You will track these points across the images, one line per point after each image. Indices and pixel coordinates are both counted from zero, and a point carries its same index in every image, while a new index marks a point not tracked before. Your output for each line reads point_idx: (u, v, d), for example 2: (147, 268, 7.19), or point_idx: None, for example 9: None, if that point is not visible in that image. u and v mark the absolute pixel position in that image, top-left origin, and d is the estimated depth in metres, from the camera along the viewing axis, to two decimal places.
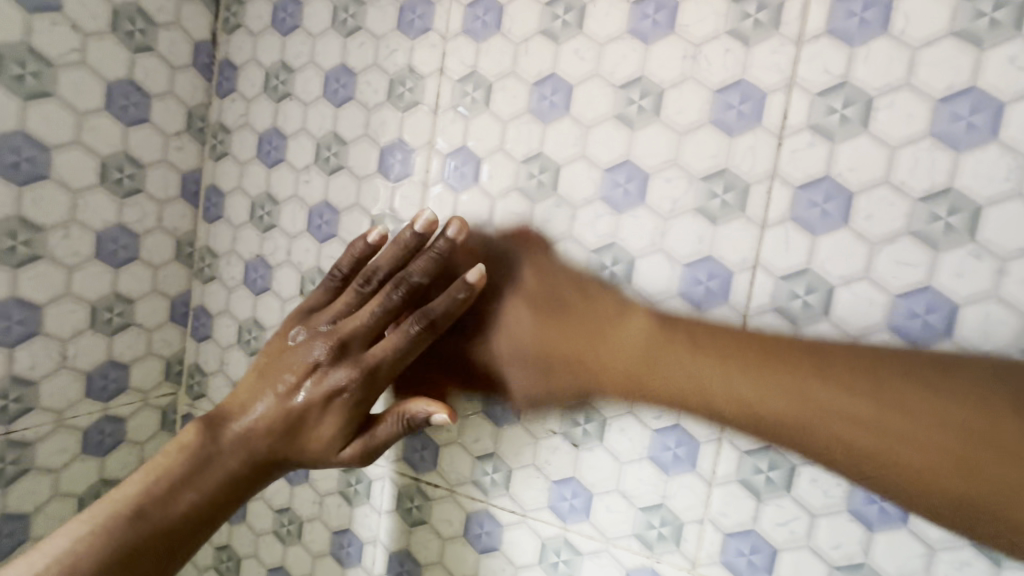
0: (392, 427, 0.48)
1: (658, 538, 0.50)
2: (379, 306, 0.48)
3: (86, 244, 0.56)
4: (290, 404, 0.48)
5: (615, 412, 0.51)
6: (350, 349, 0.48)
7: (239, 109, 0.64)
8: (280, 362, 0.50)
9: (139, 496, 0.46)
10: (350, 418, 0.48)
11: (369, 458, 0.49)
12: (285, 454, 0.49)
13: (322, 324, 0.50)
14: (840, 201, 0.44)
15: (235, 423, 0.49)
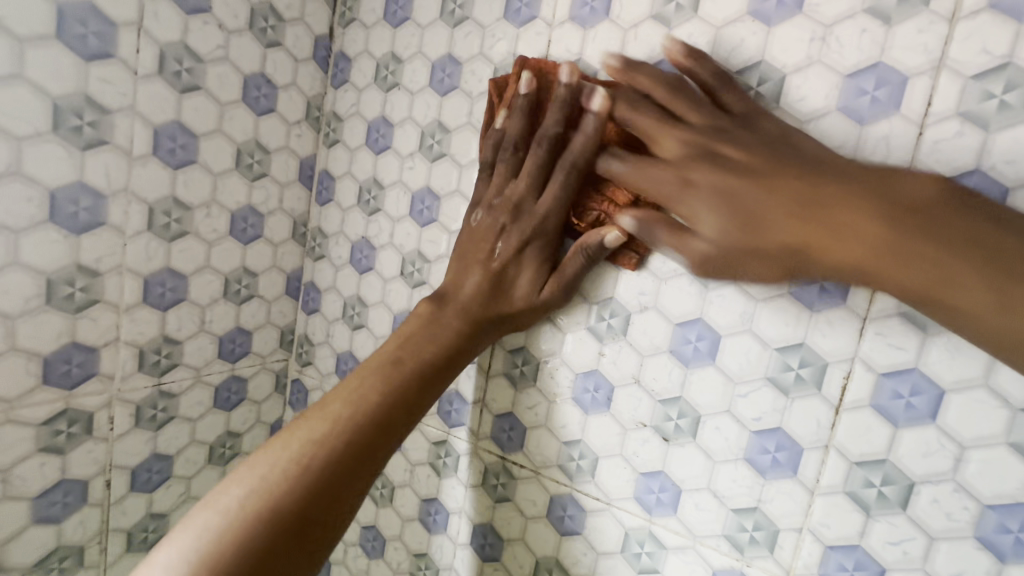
0: (578, 259, 0.50)
1: (749, 542, 0.48)
2: (533, 167, 0.49)
3: (223, 221, 0.62)
4: (491, 265, 0.51)
5: (711, 409, 0.49)
6: (523, 209, 0.50)
7: (352, 99, 0.68)
8: (471, 242, 0.53)
9: (384, 358, 0.49)
10: (542, 261, 0.51)
11: (567, 298, 0.52)
12: (497, 314, 0.51)
13: (492, 200, 0.52)
14: (992, 198, 0.39)
15: (455, 295, 0.52)
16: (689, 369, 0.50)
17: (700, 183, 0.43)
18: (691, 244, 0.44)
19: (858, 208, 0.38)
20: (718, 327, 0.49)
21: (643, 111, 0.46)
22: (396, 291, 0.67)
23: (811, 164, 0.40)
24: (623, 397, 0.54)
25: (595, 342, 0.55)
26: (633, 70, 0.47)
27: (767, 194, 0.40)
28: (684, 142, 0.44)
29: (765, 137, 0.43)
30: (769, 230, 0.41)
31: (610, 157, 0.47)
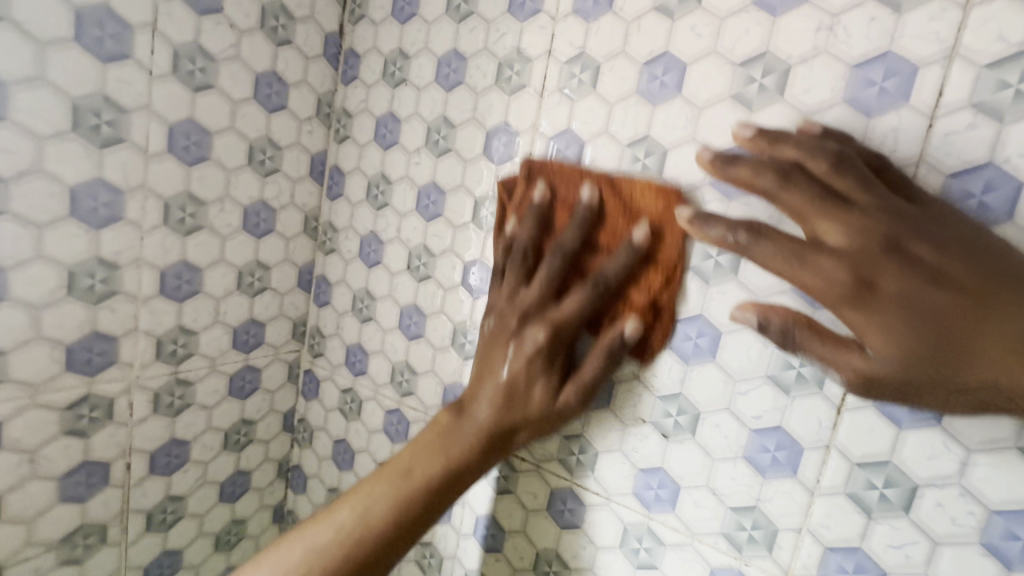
0: (596, 359, 0.48)
1: (747, 541, 0.48)
2: (548, 273, 0.49)
3: (236, 216, 0.64)
4: (503, 374, 0.48)
5: (711, 407, 0.49)
6: (536, 314, 0.49)
7: (361, 95, 0.69)
8: (486, 347, 0.50)
9: (395, 469, 0.47)
10: (554, 371, 0.48)
11: (584, 403, 0.49)
12: (511, 426, 0.48)
13: (500, 305, 0.51)
14: (1004, 192, 0.38)
15: (468, 405, 0.49)
16: (689, 366, 0.50)
17: (887, 291, 0.35)
18: (858, 360, 0.36)
19: (965, 298, 0.34)
20: (719, 323, 0.48)
21: (806, 189, 0.37)
22: (403, 284, 0.68)
23: (1003, 275, 0.35)
24: (623, 393, 0.53)
25: None
26: (777, 138, 0.39)
27: (970, 315, 0.34)
28: (863, 234, 0.36)
29: (948, 235, 0.36)
30: (969, 356, 0.34)
31: (755, 236, 0.38)
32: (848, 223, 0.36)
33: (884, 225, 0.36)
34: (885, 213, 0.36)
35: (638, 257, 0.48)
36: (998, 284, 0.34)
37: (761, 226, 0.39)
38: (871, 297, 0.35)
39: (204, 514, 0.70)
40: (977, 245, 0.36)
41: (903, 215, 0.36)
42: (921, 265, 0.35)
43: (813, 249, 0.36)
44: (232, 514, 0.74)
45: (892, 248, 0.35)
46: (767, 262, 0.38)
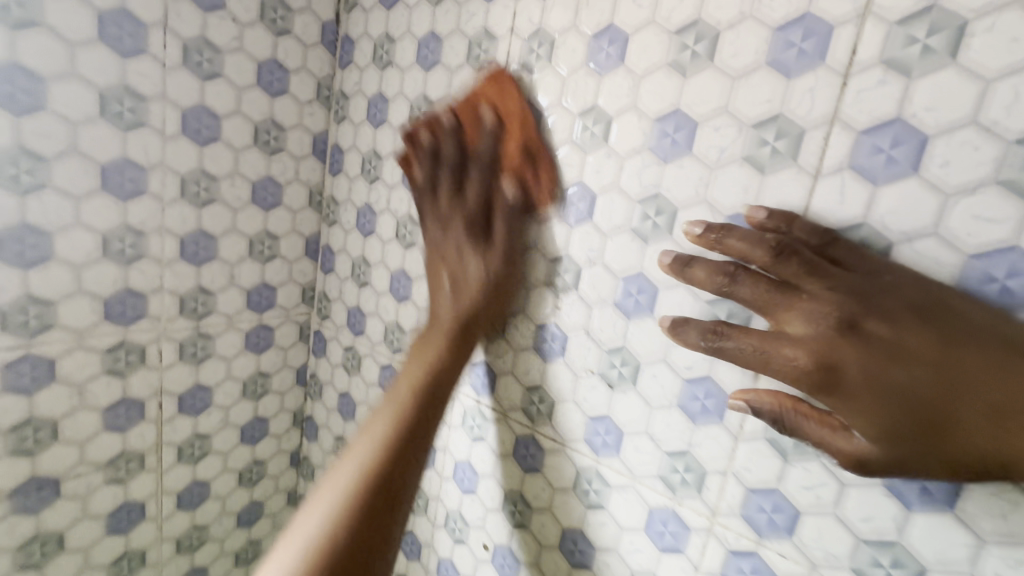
0: (513, 185, 0.56)
1: (680, 482, 0.52)
2: (451, 182, 0.58)
3: (245, 191, 0.73)
4: (456, 247, 0.57)
5: (650, 358, 0.53)
6: (456, 195, 0.58)
7: (355, 78, 0.76)
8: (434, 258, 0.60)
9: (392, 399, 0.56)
10: (473, 238, 0.57)
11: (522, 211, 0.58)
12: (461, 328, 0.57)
13: (432, 219, 0.60)
14: (910, 146, 0.39)
15: (432, 332, 0.58)
16: (630, 320, 0.53)
17: (852, 373, 0.35)
18: (848, 441, 0.37)
19: (933, 367, 0.34)
20: (656, 280, 0.51)
21: (756, 281, 0.40)
22: (393, 251, 0.75)
23: (965, 340, 0.34)
24: (575, 346, 0.58)
25: (552, 295, 0.59)
26: (723, 232, 0.42)
27: (938, 387, 0.34)
28: (819, 318, 0.37)
29: (905, 306, 0.36)
30: (950, 430, 0.34)
31: (722, 335, 0.40)
32: (802, 309, 0.38)
33: (837, 307, 0.37)
34: (837, 293, 0.37)
35: (501, 131, 0.57)
36: (958, 347, 0.34)
37: (726, 323, 0.41)
38: (842, 383, 0.36)
39: (227, 452, 0.81)
40: (938, 309, 0.36)
41: (858, 292, 0.37)
42: (879, 341, 0.36)
43: (774, 337, 0.38)
44: (253, 455, 0.84)
45: (847, 329, 0.36)
46: (739, 356, 0.40)
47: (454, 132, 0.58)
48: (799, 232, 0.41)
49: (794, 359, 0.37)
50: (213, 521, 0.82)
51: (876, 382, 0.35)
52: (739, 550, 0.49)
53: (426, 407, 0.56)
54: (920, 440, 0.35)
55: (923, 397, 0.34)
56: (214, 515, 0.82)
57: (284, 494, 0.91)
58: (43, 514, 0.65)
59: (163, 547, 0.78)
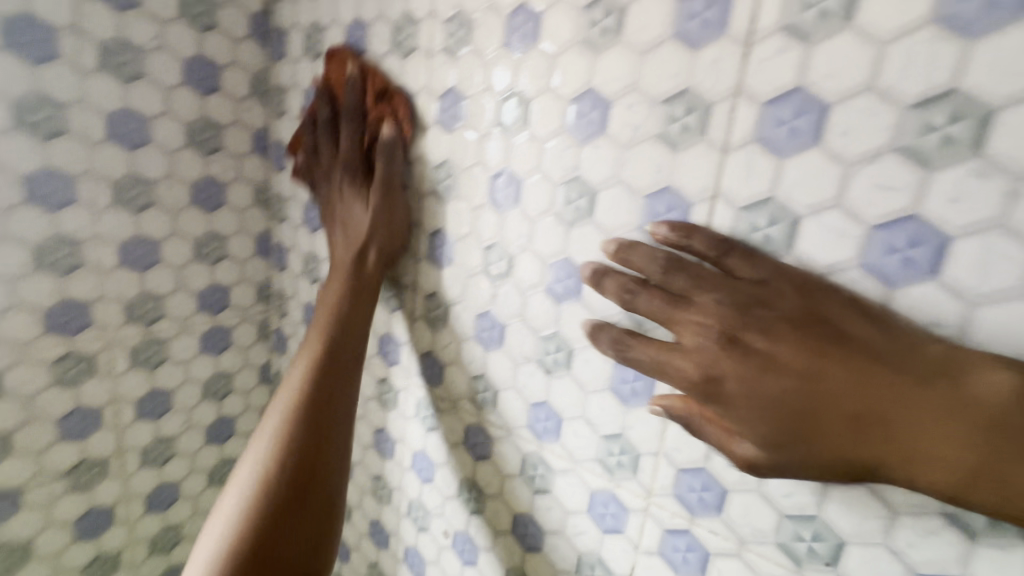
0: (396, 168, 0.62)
1: (617, 465, 0.52)
2: (343, 162, 0.63)
3: (184, 193, 0.72)
4: (347, 254, 0.63)
5: (581, 343, 0.52)
6: (351, 182, 0.64)
7: (290, 71, 0.74)
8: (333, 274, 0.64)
9: (326, 308, 0.62)
10: (371, 223, 0.62)
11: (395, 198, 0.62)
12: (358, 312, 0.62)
13: (331, 194, 0.66)
14: (811, 116, 0.38)
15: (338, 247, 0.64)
16: (561, 305, 0.53)
17: (731, 386, 0.36)
18: (739, 446, 0.38)
19: (795, 376, 0.34)
20: (581, 264, 0.51)
21: (654, 296, 0.41)
22: None
23: (829, 348, 0.34)
24: (513, 333, 0.58)
25: (488, 283, 0.59)
26: (627, 248, 0.43)
27: (802, 393, 0.34)
28: (704, 330, 0.38)
29: (781, 318, 0.36)
30: (817, 439, 0.34)
31: (626, 348, 0.42)
32: (691, 320, 0.39)
33: (717, 320, 0.38)
34: (722, 306, 0.38)
35: (387, 146, 0.61)
36: (822, 357, 0.34)
37: (632, 333, 0.43)
38: (718, 390, 0.37)
39: (194, 453, 0.82)
40: (812, 319, 0.36)
41: (740, 305, 0.38)
42: (755, 352, 0.36)
43: (669, 351, 0.39)
44: (222, 454, 0.85)
45: (726, 342, 0.37)
46: (641, 367, 0.41)
47: (329, 125, 0.65)
48: (699, 241, 0.41)
49: (679, 368, 0.38)
50: (187, 520, 0.84)
51: (751, 389, 0.35)
52: (674, 529, 0.49)
53: (351, 354, 0.62)
54: (795, 448, 0.34)
55: (788, 404, 0.34)
56: (187, 515, 0.84)
57: None
58: (6, 523, 0.67)
59: (137, 548, 0.79)
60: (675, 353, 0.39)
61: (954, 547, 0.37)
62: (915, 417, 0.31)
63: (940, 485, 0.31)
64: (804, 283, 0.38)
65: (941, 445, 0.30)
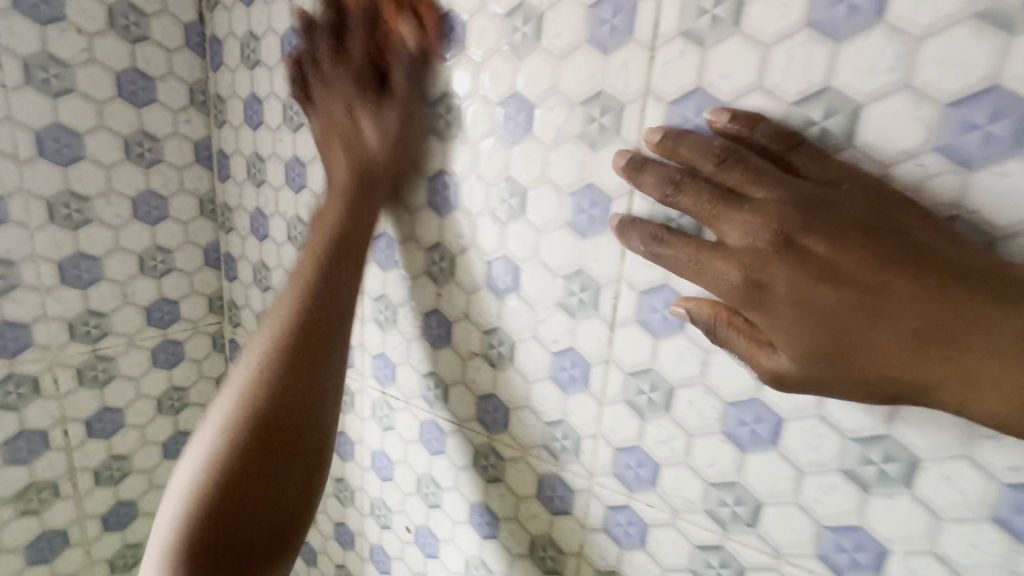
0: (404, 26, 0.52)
1: (561, 449, 0.55)
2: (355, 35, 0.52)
3: (124, 207, 0.71)
4: (338, 135, 0.54)
5: (522, 335, 0.55)
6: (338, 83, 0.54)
7: (228, 80, 0.74)
8: (328, 153, 0.56)
9: (331, 202, 0.55)
10: (359, 87, 0.53)
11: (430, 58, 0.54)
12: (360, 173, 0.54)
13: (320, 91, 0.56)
14: (712, 114, 0.40)
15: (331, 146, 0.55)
16: (502, 300, 0.55)
17: (781, 293, 0.34)
18: (769, 357, 0.36)
19: (865, 286, 0.32)
20: (518, 260, 0.53)
21: (698, 192, 0.37)
22: (288, 253, 0.75)
23: (905, 260, 0.31)
24: (459, 330, 0.59)
25: (433, 284, 0.60)
26: (675, 139, 0.39)
27: (861, 307, 0.32)
28: (756, 232, 0.35)
29: (850, 222, 0.33)
30: (867, 354, 0.32)
31: (661, 243, 0.40)
32: (739, 220, 0.35)
33: (775, 220, 0.34)
34: (778, 206, 0.34)
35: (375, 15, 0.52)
36: (894, 269, 0.31)
37: (669, 229, 0.40)
38: (767, 293, 0.35)
39: (151, 469, 0.81)
40: (887, 227, 0.33)
41: (805, 203, 0.34)
42: (814, 258, 0.33)
43: (711, 251, 0.37)
44: None
45: (784, 246, 0.34)
46: (674, 264, 0.39)
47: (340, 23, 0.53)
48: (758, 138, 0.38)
49: (722, 269, 0.36)
50: (147, 538, 0.83)
51: (805, 297, 0.33)
52: (615, 504, 0.52)
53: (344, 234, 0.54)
54: (839, 362, 0.33)
55: (849, 318, 0.32)
56: (147, 533, 0.83)
57: None
58: None
59: (96, 569, 0.78)
60: (716, 254, 0.36)
61: (851, 499, 0.40)
62: (979, 340, 0.30)
63: (990, 412, 0.30)
64: (874, 187, 0.35)
65: (1004, 373, 0.29)
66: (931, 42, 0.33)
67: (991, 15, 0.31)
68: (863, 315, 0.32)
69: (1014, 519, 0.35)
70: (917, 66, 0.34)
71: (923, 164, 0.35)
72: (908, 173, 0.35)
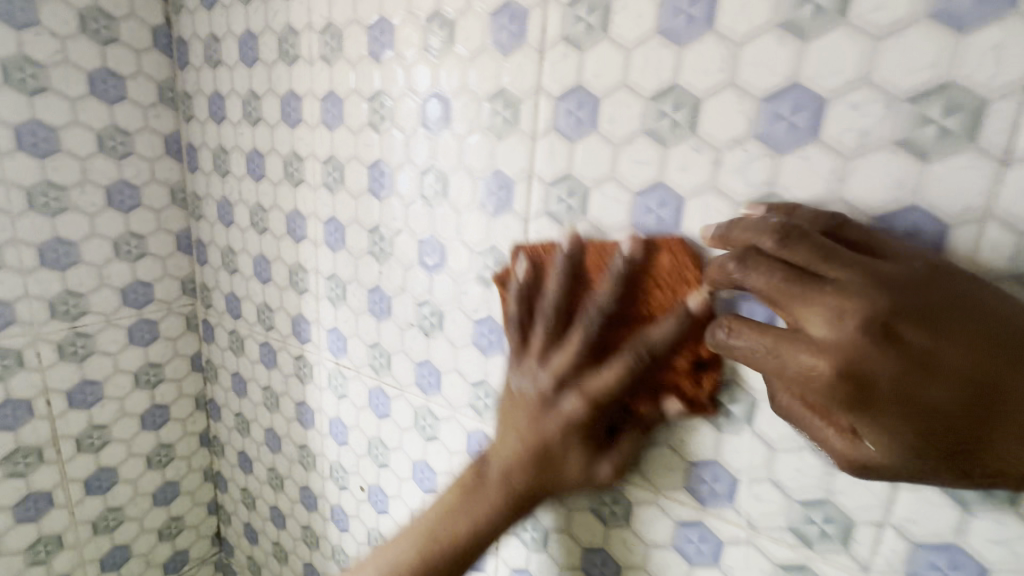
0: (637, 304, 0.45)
1: (484, 407, 0.61)
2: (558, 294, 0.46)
3: (100, 196, 0.78)
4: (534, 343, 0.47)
5: (448, 306, 0.61)
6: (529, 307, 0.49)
7: (194, 79, 0.80)
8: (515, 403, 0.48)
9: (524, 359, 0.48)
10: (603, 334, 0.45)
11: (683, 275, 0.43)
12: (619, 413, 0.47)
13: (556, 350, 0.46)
14: (589, 108, 0.47)
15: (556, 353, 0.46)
16: (432, 276, 0.62)
17: (886, 391, 0.30)
18: (862, 449, 0.34)
19: (972, 381, 0.29)
20: (443, 238, 0.60)
21: (769, 271, 0.33)
22: (252, 238, 0.81)
23: (1004, 348, 0.30)
24: (398, 304, 0.66)
25: (375, 262, 0.67)
26: (726, 229, 0.37)
27: (974, 406, 0.30)
28: (849, 319, 0.30)
29: (946, 309, 0.31)
30: (985, 454, 0.31)
31: (733, 330, 0.35)
32: (829, 305, 0.30)
33: (871, 305, 0.30)
34: (870, 290, 0.30)
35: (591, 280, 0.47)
36: (1002, 362, 0.29)
37: (737, 317, 0.35)
38: (880, 396, 0.30)
39: (130, 439, 0.88)
40: (979, 310, 0.31)
41: (892, 285, 0.31)
42: (910, 349, 0.30)
43: (790, 340, 0.32)
44: (159, 439, 0.92)
45: (886, 338, 0.29)
46: (751, 356, 0.34)
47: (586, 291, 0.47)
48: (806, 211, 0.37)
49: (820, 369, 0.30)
50: (127, 502, 0.90)
51: (916, 396, 0.30)
52: None
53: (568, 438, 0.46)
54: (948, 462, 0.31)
55: (962, 418, 0.30)
56: (127, 498, 0.90)
57: (200, 472, 0.99)
58: None
59: (80, 530, 0.86)
60: (802, 344, 0.31)
61: (710, 437, 0.47)
62: None
63: None
64: (934, 264, 0.33)
65: None
66: (750, 47, 0.39)
67: (790, 25, 0.38)
68: (974, 413, 0.30)
69: None
70: (740, 67, 0.40)
71: (746, 149, 0.41)
72: (735, 157, 0.41)
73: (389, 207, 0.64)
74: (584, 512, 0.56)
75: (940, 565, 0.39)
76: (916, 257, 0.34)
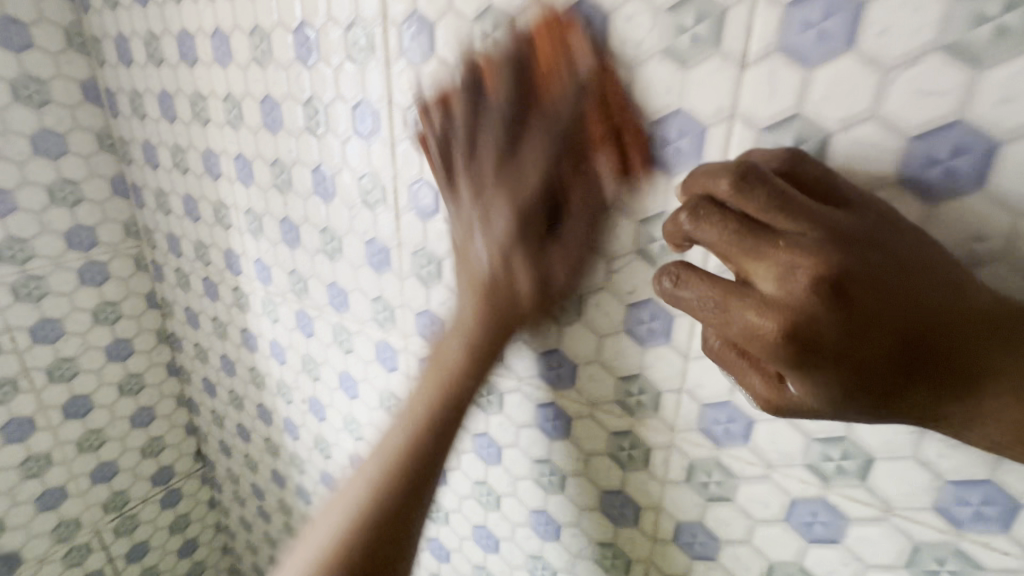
0: None
1: (383, 317, 0.68)
2: None
3: (24, 144, 0.81)
4: None
5: (344, 231, 0.67)
6: None
7: (99, 21, 0.81)
8: None
9: None
10: None
11: None
12: None
13: None
14: (426, 33, 0.50)
15: None
16: (327, 205, 0.67)
17: (826, 352, 0.26)
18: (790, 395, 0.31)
19: (903, 337, 0.27)
20: (331, 168, 0.65)
21: (723, 224, 0.29)
22: (178, 179, 0.85)
23: (926, 303, 0.28)
24: (305, 233, 0.72)
25: (280, 194, 0.72)
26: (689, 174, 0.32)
27: (896, 360, 0.28)
28: (799, 276, 0.27)
29: (886, 261, 0.28)
30: (895, 403, 0.29)
31: (681, 284, 0.31)
32: (776, 263, 0.27)
33: (825, 264, 0.27)
34: (821, 244, 0.27)
35: None
36: (924, 316, 0.28)
37: (689, 266, 0.32)
38: (829, 355, 0.26)
39: (98, 369, 0.98)
40: (907, 265, 0.29)
41: (847, 241, 0.28)
42: (857, 307, 0.26)
43: (740, 297, 0.28)
44: (127, 369, 1.02)
45: (837, 299, 0.26)
46: (698, 310, 0.31)
47: None
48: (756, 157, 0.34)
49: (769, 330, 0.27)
50: (106, 424, 1.01)
51: (858, 356, 0.26)
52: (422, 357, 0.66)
53: None
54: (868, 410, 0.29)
55: (887, 372, 0.28)
56: (105, 421, 1.01)
57: (173, 398, 1.09)
58: None
59: (65, 449, 0.97)
60: (752, 299, 0.28)
61: (552, 329, 0.54)
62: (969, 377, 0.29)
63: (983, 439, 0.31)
64: (879, 216, 0.31)
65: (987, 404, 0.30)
66: None
67: None
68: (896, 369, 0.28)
69: (636, 329, 0.49)
70: None
71: None
72: None
73: (284, 140, 0.67)
74: (470, 403, 0.64)
75: (722, 419, 0.47)
76: (871, 211, 0.31)
